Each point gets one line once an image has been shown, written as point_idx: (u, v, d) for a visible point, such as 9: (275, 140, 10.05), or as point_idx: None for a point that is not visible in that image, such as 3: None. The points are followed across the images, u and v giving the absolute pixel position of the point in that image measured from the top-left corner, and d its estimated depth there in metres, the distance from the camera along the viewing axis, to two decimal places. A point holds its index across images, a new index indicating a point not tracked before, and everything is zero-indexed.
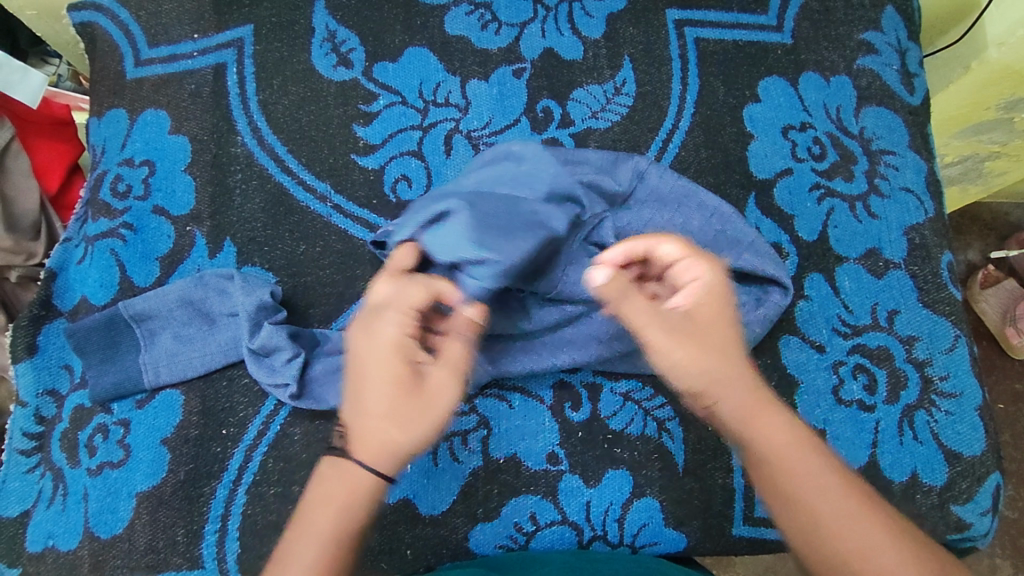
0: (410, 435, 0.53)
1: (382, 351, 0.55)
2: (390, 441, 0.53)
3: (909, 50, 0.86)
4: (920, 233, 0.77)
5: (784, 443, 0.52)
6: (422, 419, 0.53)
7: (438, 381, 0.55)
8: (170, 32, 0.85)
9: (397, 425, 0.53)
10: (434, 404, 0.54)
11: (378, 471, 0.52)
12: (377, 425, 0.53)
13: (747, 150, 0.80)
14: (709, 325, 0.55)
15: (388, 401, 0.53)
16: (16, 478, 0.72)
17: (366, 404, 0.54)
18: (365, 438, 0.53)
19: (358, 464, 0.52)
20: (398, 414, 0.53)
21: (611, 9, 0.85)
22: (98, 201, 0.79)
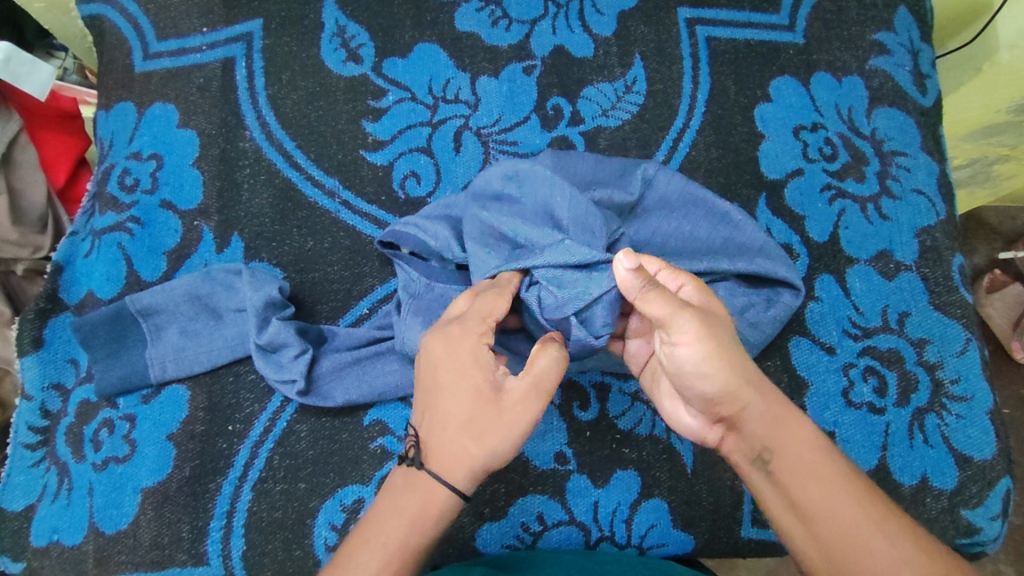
0: (486, 448, 0.53)
1: (460, 361, 0.54)
2: (468, 454, 0.53)
3: (922, 51, 0.85)
4: (932, 235, 0.77)
5: (811, 452, 0.53)
6: (495, 433, 0.53)
7: (516, 393, 0.53)
8: (179, 25, 0.85)
9: (474, 439, 0.53)
10: (512, 417, 0.53)
11: (454, 486, 0.53)
12: (455, 438, 0.53)
13: (758, 150, 0.79)
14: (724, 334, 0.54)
15: (465, 412, 0.53)
16: (20, 472, 0.72)
17: (444, 415, 0.54)
18: (442, 450, 0.53)
19: (432, 477, 0.53)
20: (475, 427, 0.53)
21: (622, 7, 0.85)
22: (105, 194, 0.79)
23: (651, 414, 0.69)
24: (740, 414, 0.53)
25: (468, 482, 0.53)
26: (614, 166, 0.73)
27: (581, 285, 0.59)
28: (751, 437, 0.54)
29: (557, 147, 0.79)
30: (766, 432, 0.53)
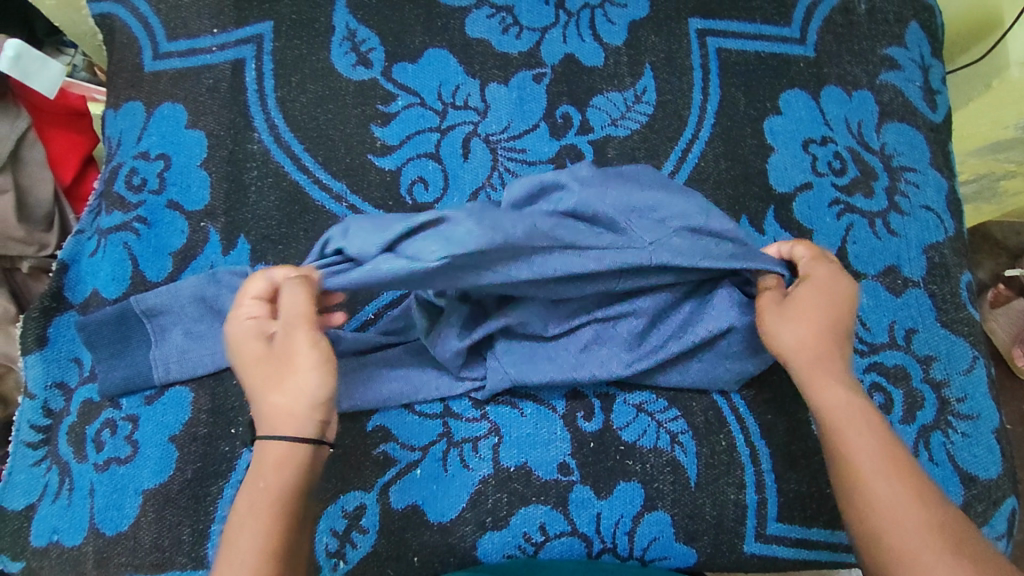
0: (291, 390, 0.53)
1: (235, 341, 0.57)
2: (284, 407, 0.53)
3: (932, 67, 0.85)
4: (940, 251, 0.76)
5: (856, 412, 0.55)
6: (287, 373, 0.53)
7: (283, 332, 0.55)
8: (190, 26, 0.84)
9: (278, 391, 0.53)
10: (292, 352, 0.54)
11: (290, 436, 0.52)
12: (265, 400, 0.54)
13: (767, 162, 0.79)
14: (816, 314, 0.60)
15: (257, 377, 0.55)
16: (21, 471, 0.72)
17: (254, 389, 0.55)
18: (262, 418, 0.54)
19: (271, 442, 0.53)
20: (275, 382, 0.54)
21: (633, 17, 0.85)
22: (113, 193, 0.78)
23: (655, 426, 0.69)
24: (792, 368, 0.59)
25: (291, 427, 0.53)
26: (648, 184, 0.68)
27: (365, 240, 0.58)
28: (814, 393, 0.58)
29: (566, 156, 0.79)
30: (814, 387, 0.57)
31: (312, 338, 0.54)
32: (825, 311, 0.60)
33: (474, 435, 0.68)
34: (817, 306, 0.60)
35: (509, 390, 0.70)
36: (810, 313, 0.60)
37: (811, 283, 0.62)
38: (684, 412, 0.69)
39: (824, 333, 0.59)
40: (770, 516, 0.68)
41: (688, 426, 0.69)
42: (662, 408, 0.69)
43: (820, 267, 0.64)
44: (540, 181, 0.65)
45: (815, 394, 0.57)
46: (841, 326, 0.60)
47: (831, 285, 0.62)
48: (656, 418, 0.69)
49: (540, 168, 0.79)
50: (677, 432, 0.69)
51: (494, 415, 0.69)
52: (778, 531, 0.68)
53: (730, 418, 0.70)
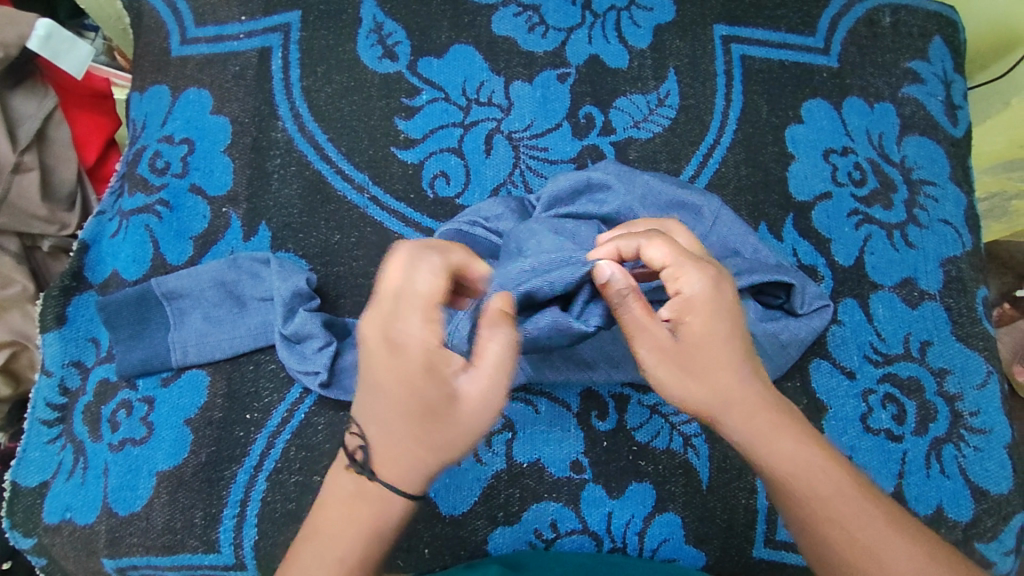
0: (441, 455, 0.51)
1: (407, 364, 0.50)
2: (419, 460, 0.50)
3: (954, 82, 0.85)
4: (957, 265, 0.77)
5: (805, 463, 0.51)
6: (451, 437, 0.51)
7: (471, 391, 0.51)
8: (217, 12, 0.85)
9: (430, 446, 0.50)
10: (466, 417, 0.51)
11: (408, 492, 0.51)
12: (407, 446, 0.50)
13: (788, 170, 0.80)
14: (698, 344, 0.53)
15: (415, 418, 0.50)
16: (36, 448, 0.72)
17: (394, 424, 0.50)
18: (390, 455, 0.50)
19: (386, 485, 0.50)
20: (431, 435, 0.50)
21: (659, 21, 0.85)
22: (136, 175, 0.79)
23: (669, 428, 0.69)
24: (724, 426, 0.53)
25: (417, 482, 0.51)
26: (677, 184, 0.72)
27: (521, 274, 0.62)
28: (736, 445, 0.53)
29: (587, 156, 0.80)
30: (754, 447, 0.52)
31: (486, 421, 0.52)
32: (718, 343, 0.53)
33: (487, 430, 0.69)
34: (717, 348, 0.53)
35: (523, 385, 0.70)
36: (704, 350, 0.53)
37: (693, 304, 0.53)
38: None
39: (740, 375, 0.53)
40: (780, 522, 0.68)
41: (701, 429, 0.69)
42: (676, 410, 0.69)
43: (687, 271, 0.54)
44: (587, 179, 0.70)
45: (759, 453, 0.52)
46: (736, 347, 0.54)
47: (714, 310, 0.53)
48: (670, 420, 0.69)
49: (561, 167, 0.79)
50: (690, 435, 0.69)
51: (507, 410, 0.69)
52: (787, 537, 0.68)
53: None
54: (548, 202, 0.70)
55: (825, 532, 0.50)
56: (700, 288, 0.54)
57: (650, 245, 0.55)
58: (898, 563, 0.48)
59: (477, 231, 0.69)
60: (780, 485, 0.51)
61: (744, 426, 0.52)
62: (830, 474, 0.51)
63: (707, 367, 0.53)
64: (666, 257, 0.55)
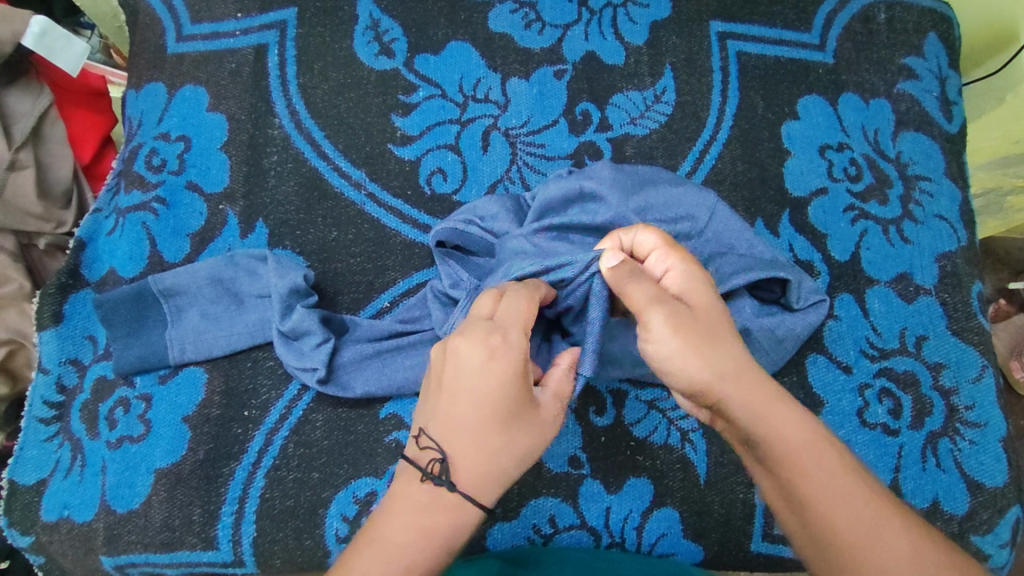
0: (522, 464, 0.50)
1: (498, 376, 0.49)
2: (503, 471, 0.49)
3: (949, 78, 0.86)
4: (952, 260, 0.77)
5: (804, 441, 0.50)
6: (531, 446, 0.50)
7: (548, 408, 0.52)
8: (213, 9, 0.85)
9: (512, 456, 0.49)
10: (544, 431, 0.51)
11: (487, 503, 0.49)
12: (494, 456, 0.49)
13: (784, 166, 0.80)
14: (699, 319, 0.52)
15: (501, 433, 0.49)
16: (33, 446, 0.72)
17: (482, 434, 0.49)
18: (476, 469, 0.49)
19: (469, 498, 0.48)
20: (515, 446, 0.49)
21: (655, 18, 0.85)
22: (132, 172, 0.79)
23: (666, 423, 0.69)
24: (726, 399, 0.51)
25: (491, 493, 0.49)
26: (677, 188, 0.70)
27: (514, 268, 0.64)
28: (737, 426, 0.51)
29: (584, 153, 0.80)
30: (751, 421, 0.50)
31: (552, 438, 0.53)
32: (717, 316, 0.52)
33: None
34: (715, 321, 0.52)
35: None
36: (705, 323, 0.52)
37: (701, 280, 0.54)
38: None
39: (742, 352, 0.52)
40: None
41: (698, 424, 0.69)
42: (673, 405, 0.70)
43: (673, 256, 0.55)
44: (579, 188, 0.68)
45: (760, 430, 0.50)
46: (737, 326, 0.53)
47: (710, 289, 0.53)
48: (667, 415, 0.69)
49: (558, 164, 0.80)
50: (687, 430, 0.69)
51: None
52: None
53: None
54: (542, 210, 0.69)
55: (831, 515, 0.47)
56: (680, 276, 0.54)
57: (641, 232, 0.57)
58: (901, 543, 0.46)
59: (473, 229, 0.69)
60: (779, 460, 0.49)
61: (744, 401, 0.50)
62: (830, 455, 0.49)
63: (710, 344, 0.51)
64: (657, 241, 0.56)
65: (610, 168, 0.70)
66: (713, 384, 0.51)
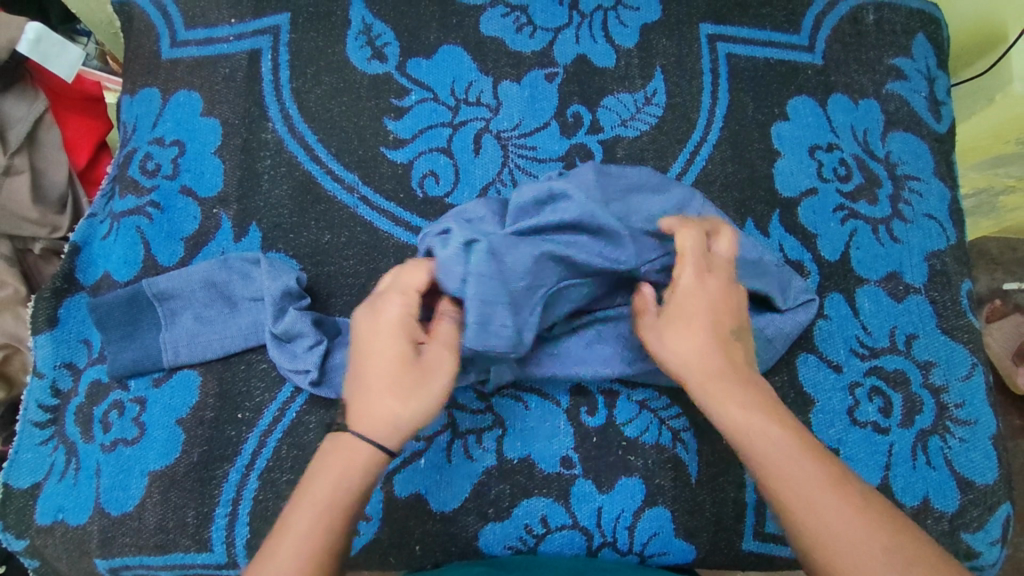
0: (410, 407, 0.55)
1: (382, 331, 0.57)
2: (392, 414, 0.55)
3: (938, 78, 0.86)
4: (941, 259, 0.78)
5: (752, 420, 0.54)
6: (420, 390, 0.55)
7: (434, 355, 0.57)
8: (207, 15, 0.85)
9: (397, 398, 0.55)
10: (433, 377, 0.56)
11: (380, 444, 0.54)
12: (378, 399, 0.55)
13: (774, 167, 0.80)
14: (688, 310, 0.58)
15: (385, 379, 0.55)
16: (28, 449, 0.72)
17: (368, 381, 0.56)
18: (366, 413, 0.55)
19: (359, 438, 0.54)
20: (398, 389, 0.55)
21: (645, 21, 0.86)
22: (127, 177, 0.79)
23: (658, 423, 0.70)
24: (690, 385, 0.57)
25: (388, 437, 0.55)
26: (658, 190, 0.71)
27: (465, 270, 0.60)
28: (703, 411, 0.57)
29: (575, 155, 0.80)
30: (708, 405, 0.56)
31: (449, 385, 0.57)
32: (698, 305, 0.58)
33: (478, 427, 0.69)
34: (691, 313, 0.58)
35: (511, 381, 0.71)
36: (687, 315, 0.58)
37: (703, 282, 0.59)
38: (686, 409, 0.70)
39: (705, 339, 0.57)
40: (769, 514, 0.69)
41: (690, 424, 0.70)
42: (664, 405, 0.70)
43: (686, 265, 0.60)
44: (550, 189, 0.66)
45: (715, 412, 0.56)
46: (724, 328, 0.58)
47: (701, 288, 0.59)
48: (659, 415, 0.70)
49: (550, 166, 0.80)
50: (679, 429, 0.69)
51: (498, 407, 0.70)
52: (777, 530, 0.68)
53: None
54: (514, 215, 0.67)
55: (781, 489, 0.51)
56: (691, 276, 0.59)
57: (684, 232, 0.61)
58: (841, 517, 0.48)
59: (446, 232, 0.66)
60: (737, 448, 0.54)
61: (699, 387, 0.57)
62: (777, 431, 0.53)
63: (695, 337, 0.57)
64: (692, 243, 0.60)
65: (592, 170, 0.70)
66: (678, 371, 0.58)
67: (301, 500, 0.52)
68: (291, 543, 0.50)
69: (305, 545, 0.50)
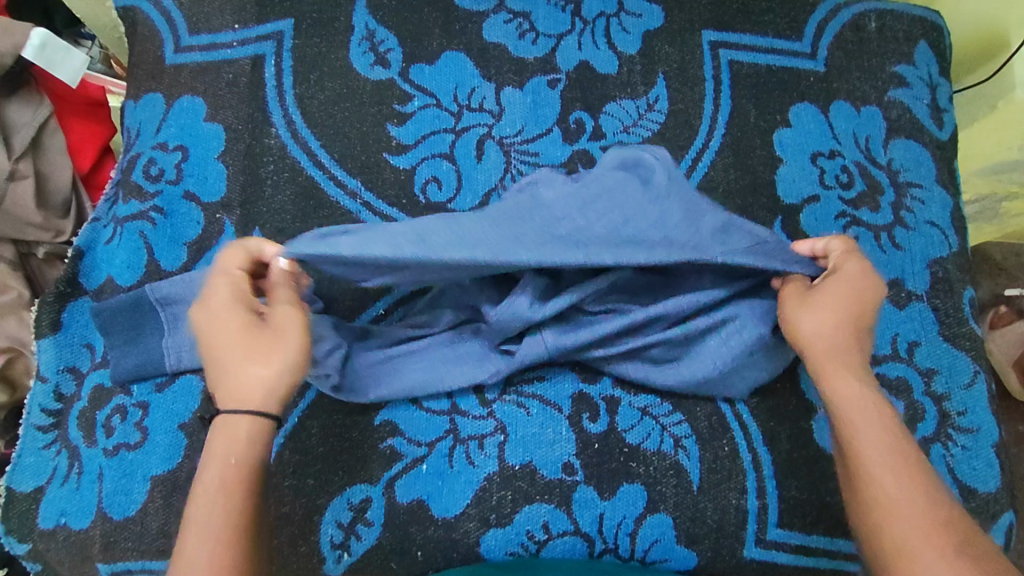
0: (274, 365, 0.55)
1: (219, 310, 0.57)
2: (261, 379, 0.55)
3: (940, 86, 0.86)
4: (943, 267, 0.78)
5: (862, 397, 0.56)
6: (276, 347, 0.56)
7: (278, 313, 0.57)
8: (211, 21, 0.86)
9: (259, 362, 0.55)
10: (286, 334, 0.56)
11: (256, 410, 0.54)
12: (242, 369, 0.55)
13: (776, 174, 0.81)
14: (829, 292, 0.61)
15: (241, 350, 0.56)
16: (31, 453, 0.72)
17: (224, 358, 0.56)
18: (232, 389, 0.55)
19: (234, 413, 0.54)
20: (258, 354, 0.55)
21: (648, 27, 0.86)
22: (130, 182, 0.79)
23: (659, 429, 0.70)
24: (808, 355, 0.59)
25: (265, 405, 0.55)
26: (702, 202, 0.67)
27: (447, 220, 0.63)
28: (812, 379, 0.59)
29: (578, 161, 0.81)
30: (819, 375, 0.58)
31: (303, 334, 0.57)
32: (848, 292, 0.60)
33: (480, 433, 0.69)
34: (852, 299, 0.60)
35: (514, 385, 0.71)
36: (836, 297, 0.60)
37: (839, 276, 0.62)
38: (688, 416, 0.70)
39: (847, 324, 0.59)
40: (771, 522, 0.69)
41: (692, 430, 0.70)
42: (666, 411, 0.70)
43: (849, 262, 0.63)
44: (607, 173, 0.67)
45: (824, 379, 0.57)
46: (864, 320, 0.60)
47: (860, 277, 0.61)
48: (661, 421, 0.70)
49: (553, 172, 0.80)
50: (680, 436, 0.70)
51: (500, 413, 0.70)
52: (778, 536, 0.69)
53: (734, 424, 0.71)
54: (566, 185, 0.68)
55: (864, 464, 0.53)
56: (851, 268, 0.62)
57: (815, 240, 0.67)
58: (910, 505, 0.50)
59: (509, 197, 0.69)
60: (838, 420, 0.56)
61: (815, 355, 0.58)
62: (884, 415, 0.55)
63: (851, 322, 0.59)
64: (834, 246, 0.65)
65: (616, 159, 0.70)
66: (802, 341, 0.60)
67: (198, 490, 0.52)
68: (194, 532, 0.49)
69: (210, 531, 0.49)
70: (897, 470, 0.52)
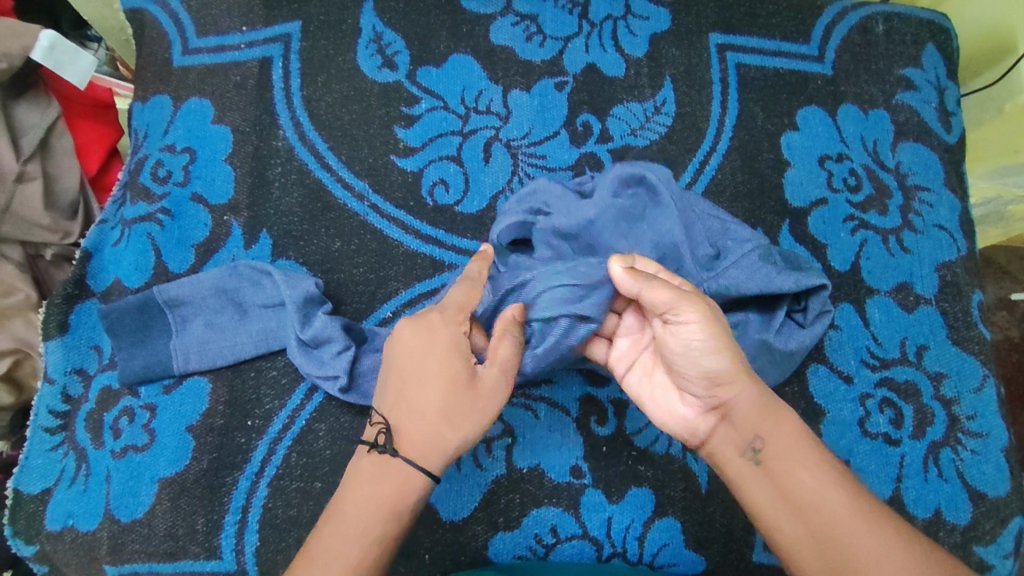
0: (460, 431, 0.55)
1: (438, 349, 0.55)
2: (440, 437, 0.54)
3: (948, 89, 0.86)
4: (951, 270, 0.77)
5: (803, 442, 0.54)
6: (471, 412, 0.55)
7: (490, 381, 0.56)
8: (219, 23, 0.86)
9: (448, 424, 0.55)
10: (486, 401, 0.56)
11: (427, 468, 0.54)
12: (429, 424, 0.54)
13: (783, 177, 0.80)
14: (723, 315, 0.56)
15: (440, 401, 0.55)
16: (38, 455, 0.72)
17: (418, 404, 0.55)
18: (415, 437, 0.54)
19: (408, 463, 0.54)
20: (450, 413, 0.55)
21: (655, 30, 0.86)
22: (138, 183, 0.80)
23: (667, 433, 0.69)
24: (739, 395, 0.55)
25: (437, 461, 0.55)
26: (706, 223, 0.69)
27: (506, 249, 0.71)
28: (741, 427, 0.55)
29: (585, 163, 0.81)
30: (756, 420, 0.54)
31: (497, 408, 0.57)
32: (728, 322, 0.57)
33: (488, 436, 0.69)
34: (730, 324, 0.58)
35: (522, 389, 0.71)
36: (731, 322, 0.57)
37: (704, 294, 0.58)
38: None
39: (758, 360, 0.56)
40: None
41: None
42: None
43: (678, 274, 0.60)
44: (623, 188, 0.69)
45: (766, 427, 0.54)
46: None
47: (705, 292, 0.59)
48: None
49: (560, 174, 0.80)
50: None
51: (508, 415, 0.70)
52: None
53: None
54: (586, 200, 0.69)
55: (830, 505, 0.50)
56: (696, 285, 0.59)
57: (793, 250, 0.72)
58: (894, 538, 0.49)
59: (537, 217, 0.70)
60: (798, 470, 0.52)
61: (753, 403, 0.55)
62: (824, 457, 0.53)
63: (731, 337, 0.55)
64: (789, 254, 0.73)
65: (619, 174, 0.69)
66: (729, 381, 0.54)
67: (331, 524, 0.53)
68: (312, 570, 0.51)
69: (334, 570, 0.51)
70: (867, 512, 0.50)
